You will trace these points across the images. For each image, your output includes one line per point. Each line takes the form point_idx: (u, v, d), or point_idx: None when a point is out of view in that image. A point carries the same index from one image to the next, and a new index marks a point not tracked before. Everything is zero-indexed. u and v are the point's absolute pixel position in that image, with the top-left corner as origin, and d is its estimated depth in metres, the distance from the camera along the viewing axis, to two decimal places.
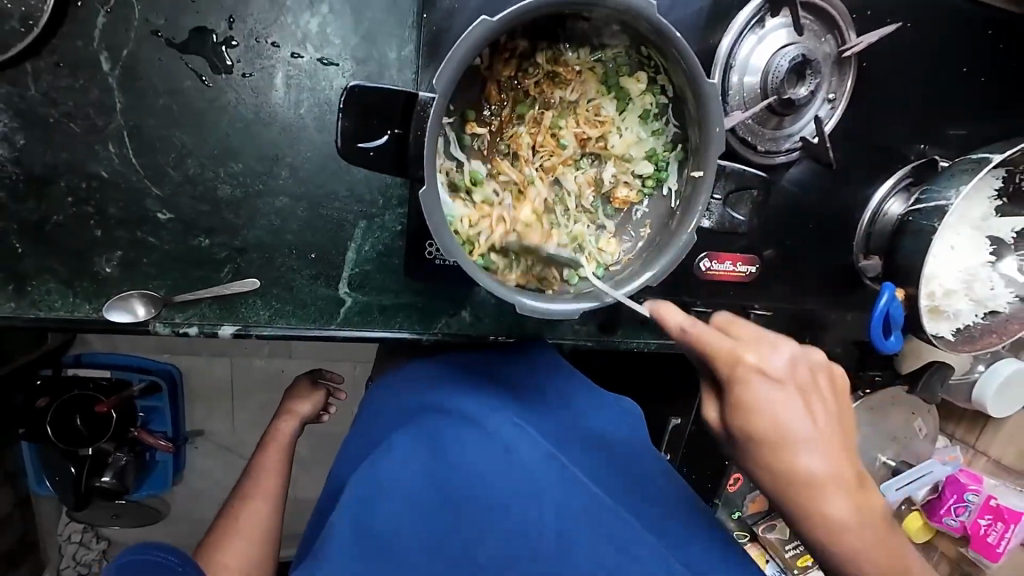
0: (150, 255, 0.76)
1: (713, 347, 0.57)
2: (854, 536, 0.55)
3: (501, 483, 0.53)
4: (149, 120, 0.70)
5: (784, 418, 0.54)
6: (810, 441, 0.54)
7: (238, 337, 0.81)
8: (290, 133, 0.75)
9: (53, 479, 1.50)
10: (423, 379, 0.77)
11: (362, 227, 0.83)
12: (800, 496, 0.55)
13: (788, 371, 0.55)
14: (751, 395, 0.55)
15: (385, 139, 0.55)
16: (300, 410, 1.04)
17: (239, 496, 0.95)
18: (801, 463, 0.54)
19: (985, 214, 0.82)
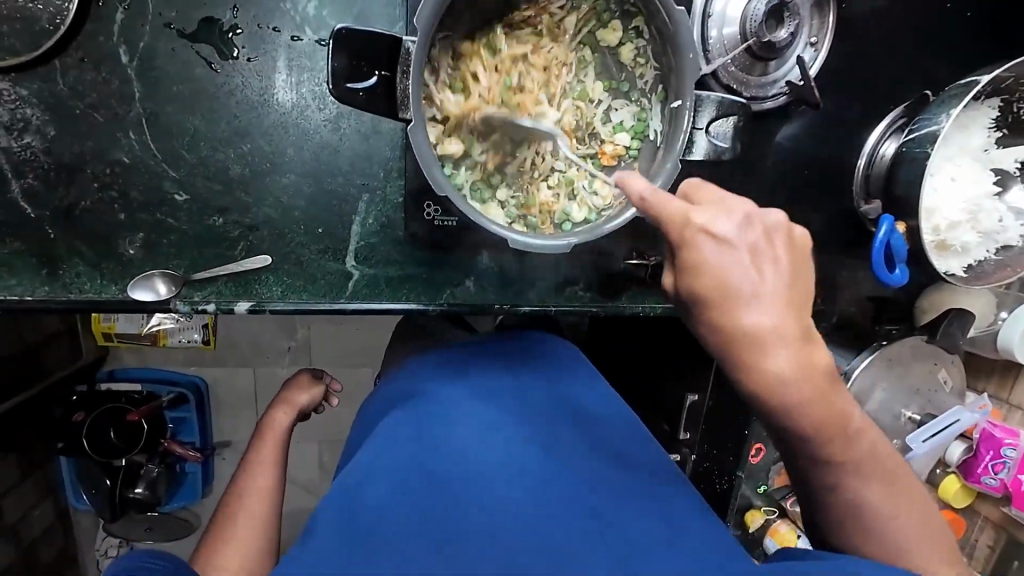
0: (169, 236, 0.81)
1: (665, 212, 0.54)
2: (797, 388, 0.53)
3: (484, 462, 0.59)
4: (164, 107, 0.76)
5: (730, 272, 0.51)
6: (760, 295, 0.51)
7: (252, 312, 0.84)
8: (296, 113, 0.80)
9: (89, 492, 1.57)
10: (412, 375, 0.80)
11: (365, 201, 0.86)
12: (744, 356, 0.53)
13: (738, 232, 0.52)
14: (697, 256, 0.52)
15: (374, 80, 0.57)
16: (295, 401, 1.08)
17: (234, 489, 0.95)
18: (751, 317, 0.52)
19: (985, 145, 0.81)
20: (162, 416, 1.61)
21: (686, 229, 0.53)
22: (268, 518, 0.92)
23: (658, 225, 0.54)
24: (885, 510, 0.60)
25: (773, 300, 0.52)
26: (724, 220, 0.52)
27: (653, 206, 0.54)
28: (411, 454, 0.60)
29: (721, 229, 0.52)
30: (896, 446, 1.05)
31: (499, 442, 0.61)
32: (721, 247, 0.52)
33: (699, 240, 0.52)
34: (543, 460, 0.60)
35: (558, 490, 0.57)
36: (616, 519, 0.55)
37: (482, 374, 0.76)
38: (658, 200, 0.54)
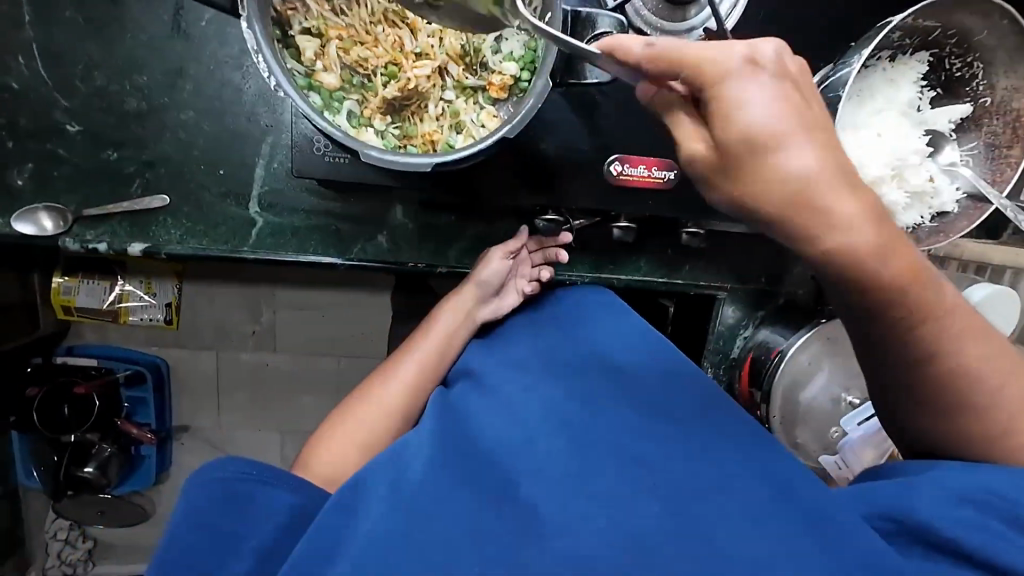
0: (60, 168, 0.79)
1: (677, 62, 0.40)
2: (870, 242, 0.41)
3: (565, 456, 0.54)
4: (57, 33, 0.74)
5: (761, 113, 0.38)
6: (801, 130, 0.39)
7: (146, 254, 0.82)
8: (196, 47, 0.78)
9: (40, 469, 1.58)
10: (464, 357, 0.82)
11: (269, 143, 0.83)
12: (809, 219, 0.39)
13: (763, 64, 0.40)
14: (724, 98, 0.39)
15: None
16: (469, 289, 0.87)
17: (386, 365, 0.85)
18: (788, 165, 0.38)
19: (914, 101, 0.76)
20: (118, 394, 1.59)
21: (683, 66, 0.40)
22: (410, 391, 0.80)
23: (673, 74, 0.41)
24: (993, 375, 0.50)
25: (798, 129, 0.39)
26: (752, 83, 0.39)
27: (665, 55, 0.41)
28: (441, 438, 0.59)
29: (738, 54, 0.40)
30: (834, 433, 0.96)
31: (549, 411, 0.61)
32: (756, 94, 0.39)
33: (721, 85, 0.39)
34: (587, 423, 0.58)
35: (600, 454, 0.54)
36: (664, 476, 0.52)
37: (507, 347, 0.80)
38: (669, 51, 0.41)
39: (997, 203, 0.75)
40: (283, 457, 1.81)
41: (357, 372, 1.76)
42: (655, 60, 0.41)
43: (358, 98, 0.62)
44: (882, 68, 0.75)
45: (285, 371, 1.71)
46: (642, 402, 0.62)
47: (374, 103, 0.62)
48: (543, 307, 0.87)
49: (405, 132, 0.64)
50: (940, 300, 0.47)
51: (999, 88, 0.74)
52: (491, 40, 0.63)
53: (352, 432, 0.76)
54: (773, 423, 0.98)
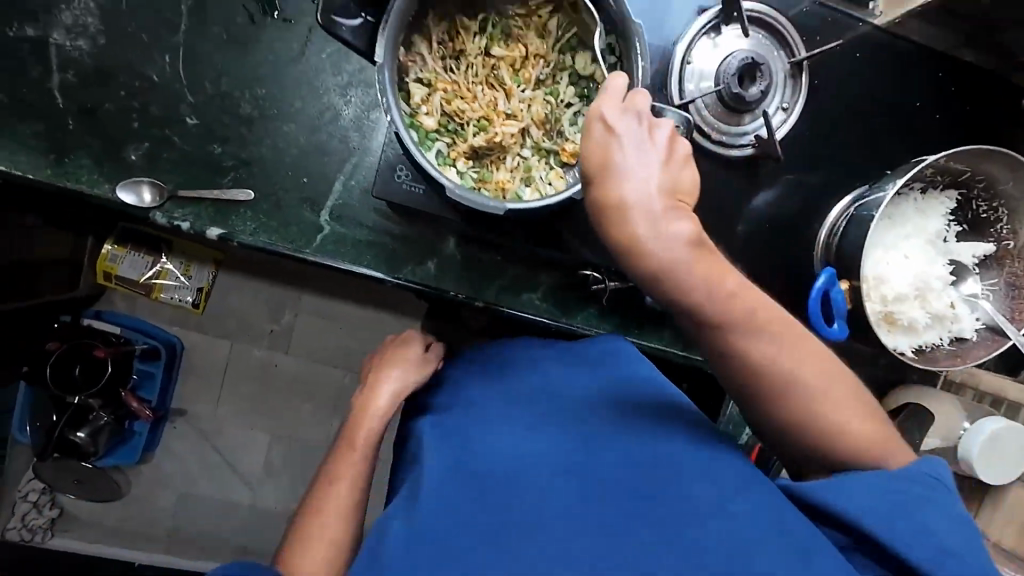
0: (170, 152, 0.89)
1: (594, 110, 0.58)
2: (680, 254, 0.54)
3: (559, 492, 0.60)
4: (202, 41, 0.86)
5: (614, 152, 0.56)
6: (656, 203, 0.55)
7: (221, 239, 0.91)
8: (311, 74, 0.90)
9: (35, 425, 1.61)
10: (452, 395, 0.85)
11: (352, 164, 0.93)
12: (635, 221, 0.55)
13: (620, 115, 0.57)
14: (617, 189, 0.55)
15: (359, 23, 0.60)
16: (405, 367, 0.93)
17: (321, 479, 0.82)
18: (620, 190, 0.55)
19: (941, 232, 0.82)
20: (129, 364, 1.62)
21: (591, 123, 0.58)
22: (356, 504, 0.80)
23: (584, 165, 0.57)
24: (814, 386, 0.58)
25: (663, 190, 0.55)
26: (639, 165, 0.55)
27: (589, 121, 0.58)
28: (444, 481, 0.64)
29: (622, 128, 0.56)
30: None
31: (527, 446, 0.66)
32: (635, 159, 0.55)
33: (598, 130, 0.57)
34: (577, 483, 0.61)
35: (576, 485, 0.61)
36: (653, 500, 0.59)
37: (491, 382, 0.83)
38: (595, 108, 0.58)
39: (1015, 338, 0.79)
40: (268, 456, 1.81)
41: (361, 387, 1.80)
42: (592, 126, 0.57)
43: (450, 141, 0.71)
44: (914, 198, 0.82)
45: (290, 374, 1.78)
46: (620, 428, 0.67)
47: (460, 148, 0.71)
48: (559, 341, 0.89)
49: (483, 178, 0.72)
50: (759, 317, 0.57)
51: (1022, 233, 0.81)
52: (571, 117, 0.73)
53: (319, 549, 0.74)
54: None
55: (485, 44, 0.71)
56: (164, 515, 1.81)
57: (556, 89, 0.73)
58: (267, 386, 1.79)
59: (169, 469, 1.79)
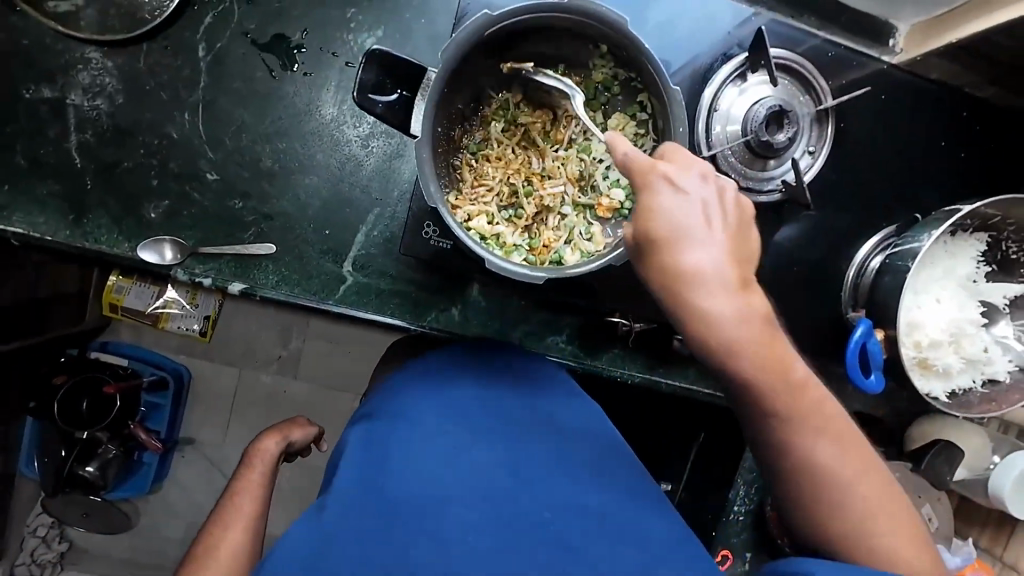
0: (190, 208, 0.88)
1: (635, 158, 0.58)
2: (736, 333, 0.56)
3: (469, 514, 0.67)
4: (223, 98, 0.86)
5: (682, 213, 0.56)
6: (718, 283, 0.56)
7: (243, 294, 0.89)
8: (332, 127, 0.89)
9: (41, 461, 1.57)
10: (384, 398, 0.89)
11: (374, 214, 0.92)
12: (685, 288, 0.56)
13: (695, 183, 0.57)
14: (673, 259, 0.56)
15: (394, 97, 0.58)
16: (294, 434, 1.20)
17: (219, 522, 1.02)
18: (690, 256, 0.56)
19: (971, 275, 0.82)
20: (138, 397, 1.61)
21: (650, 178, 0.57)
22: (247, 543, 0.99)
23: (639, 222, 0.57)
24: (845, 472, 0.60)
25: (715, 246, 0.56)
26: (695, 214, 0.56)
27: (637, 164, 0.57)
28: (363, 492, 0.69)
29: (679, 179, 0.57)
30: None
31: (455, 466, 0.73)
32: (687, 213, 0.56)
33: (656, 186, 0.57)
34: (485, 513, 0.67)
35: (492, 503, 0.69)
36: (549, 515, 0.69)
37: (431, 389, 0.86)
38: (640, 160, 0.58)
39: None
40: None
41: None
42: (636, 164, 0.58)
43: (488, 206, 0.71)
44: (943, 242, 0.81)
45: (299, 399, 1.76)
46: (540, 454, 0.77)
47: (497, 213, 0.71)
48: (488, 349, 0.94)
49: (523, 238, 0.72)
50: (804, 393, 0.60)
51: None
52: (604, 172, 0.72)
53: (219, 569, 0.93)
54: None
55: (514, 110, 0.72)
56: (171, 545, 1.76)
57: (589, 144, 0.72)
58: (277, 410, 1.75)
59: (178, 503, 1.76)
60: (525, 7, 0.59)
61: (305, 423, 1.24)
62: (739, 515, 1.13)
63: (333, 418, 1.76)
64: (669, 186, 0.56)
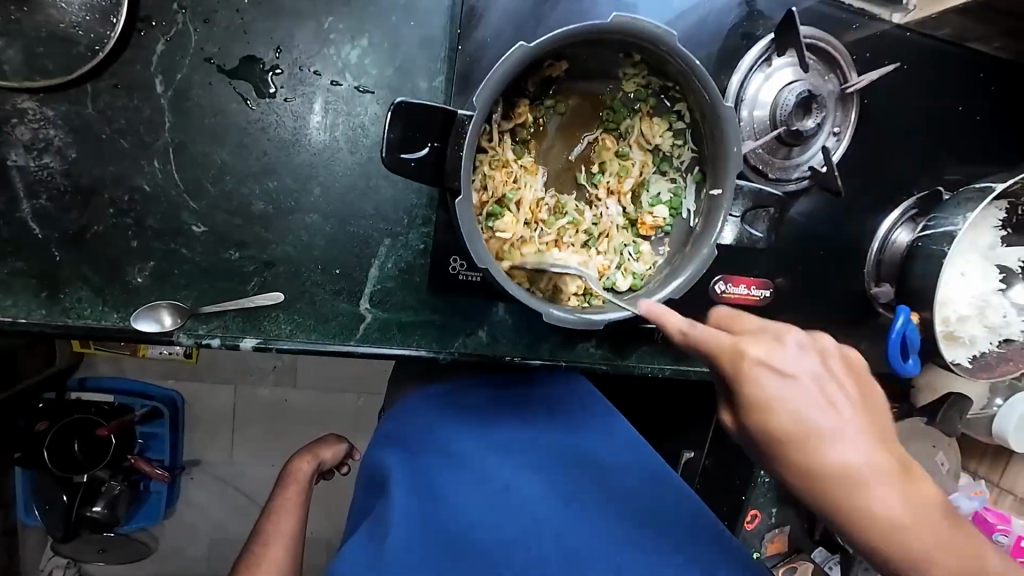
0: (181, 266, 0.78)
1: (714, 343, 0.54)
2: (882, 487, 0.49)
3: (533, 543, 0.64)
4: (196, 138, 0.75)
5: (805, 408, 0.50)
6: (835, 427, 0.50)
7: (257, 350, 0.81)
8: (324, 155, 0.79)
9: (42, 508, 1.47)
10: (416, 413, 0.85)
11: (386, 245, 0.85)
12: (799, 455, 0.50)
13: (797, 363, 0.52)
14: (762, 391, 0.51)
15: (426, 151, 0.54)
16: (326, 454, 1.13)
17: (261, 539, 1.00)
18: (833, 456, 0.49)
19: (992, 243, 0.84)
20: (132, 431, 1.51)
21: (745, 364, 0.52)
22: (288, 568, 0.97)
23: (707, 358, 0.55)
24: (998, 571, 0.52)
25: (853, 436, 0.49)
26: (780, 382, 0.51)
27: (696, 334, 0.55)
28: (417, 511, 0.67)
29: (779, 359, 0.52)
30: None
31: (513, 496, 0.68)
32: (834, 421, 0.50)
33: (757, 373, 0.52)
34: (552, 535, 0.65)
35: (555, 537, 0.65)
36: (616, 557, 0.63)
37: (474, 422, 0.82)
38: (700, 333, 0.55)
39: None
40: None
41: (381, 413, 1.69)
42: (688, 340, 0.56)
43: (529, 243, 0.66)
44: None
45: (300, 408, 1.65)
46: (599, 482, 0.73)
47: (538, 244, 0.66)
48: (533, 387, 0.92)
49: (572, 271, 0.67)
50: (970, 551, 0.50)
51: None
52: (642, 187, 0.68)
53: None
54: None
55: (542, 125, 0.65)
56: (199, 564, 1.73)
57: (624, 158, 0.67)
58: (283, 422, 1.65)
59: (202, 533, 1.71)
60: (563, 32, 0.53)
61: (341, 441, 1.16)
62: (764, 478, 1.17)
63: (335, 419, 1.66)
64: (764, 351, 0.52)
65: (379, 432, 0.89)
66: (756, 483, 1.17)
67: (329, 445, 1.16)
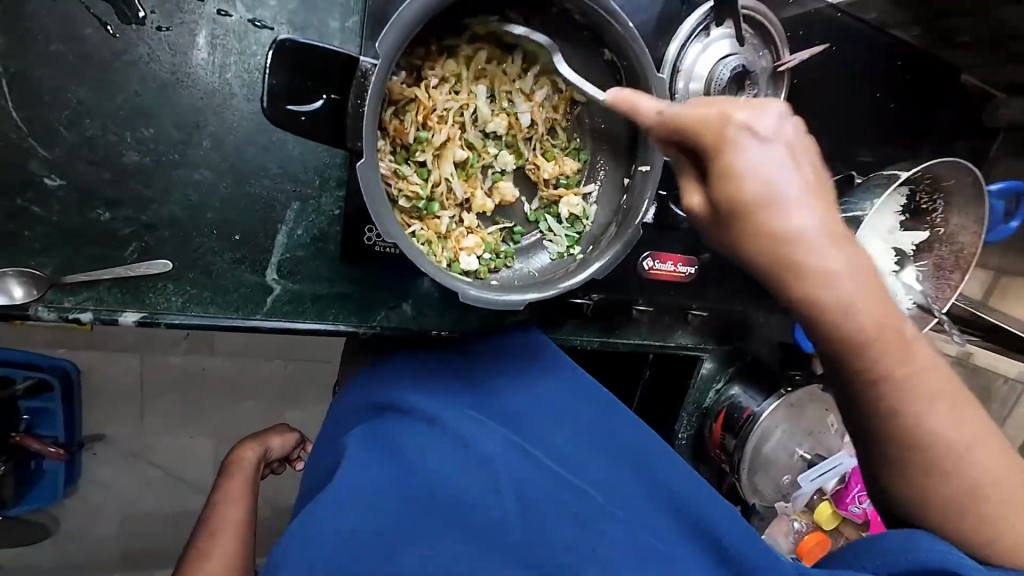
0: (34, 227, 0.66)
1: (690, 116, 0.47)
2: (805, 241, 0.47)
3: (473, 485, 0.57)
4: (37, 68, 0.61)
5: (768, 174, 0.46)
6: (800, 195, 0.46)
7: (142, 325, 0.71)
8: (213, 100, 0.68)
9: None
10: (373, 387, 0.79)
11: (295, 208, 0.75)
12: (778, 245, 0.46)
13: (774, 131, 0.46)
14: (738, 158, 0.46)
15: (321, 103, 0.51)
16: (273, 441, 1.08)
17: (205, 532, 0.91)
18: (783, 223, 0.46)
19: (892, 227, 0.91)
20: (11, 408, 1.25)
21: (715, 132, 0.47)
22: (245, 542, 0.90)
23: (688, 136, 0.48)
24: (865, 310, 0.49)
25: (811, 202, 0.46)
26: (804, 211, 0.46)
27: (674, 115, 0.48)
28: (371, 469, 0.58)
29: (762, 126, 0.46)
30: (787, 480, 1.17)
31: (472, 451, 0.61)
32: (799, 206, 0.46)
33: (738, 140, 0.46)
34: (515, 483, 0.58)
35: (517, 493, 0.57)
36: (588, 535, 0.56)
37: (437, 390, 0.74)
38: (686, 107, 0.48)
39: (939, 317, 0.90)
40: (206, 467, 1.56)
41: (307, 384, 1.58)
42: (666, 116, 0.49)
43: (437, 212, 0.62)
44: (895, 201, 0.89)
45: (223, 377, 1.49)
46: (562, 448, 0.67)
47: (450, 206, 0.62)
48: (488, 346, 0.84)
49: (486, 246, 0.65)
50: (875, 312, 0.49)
51: (952, 222, 0.90)
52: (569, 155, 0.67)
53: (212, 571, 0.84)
54: (740, 472, 1.14)
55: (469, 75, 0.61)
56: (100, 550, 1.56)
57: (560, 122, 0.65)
58: (195, 397, 1.48)
59: (104, 524, 1.48)
60: None
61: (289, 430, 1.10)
62: (682, 440, 1.22)
63: (258, 390, 1.53)
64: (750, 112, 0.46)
65: (336, 406, 0.84)
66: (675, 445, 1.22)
67: (283, 428, 1.10)
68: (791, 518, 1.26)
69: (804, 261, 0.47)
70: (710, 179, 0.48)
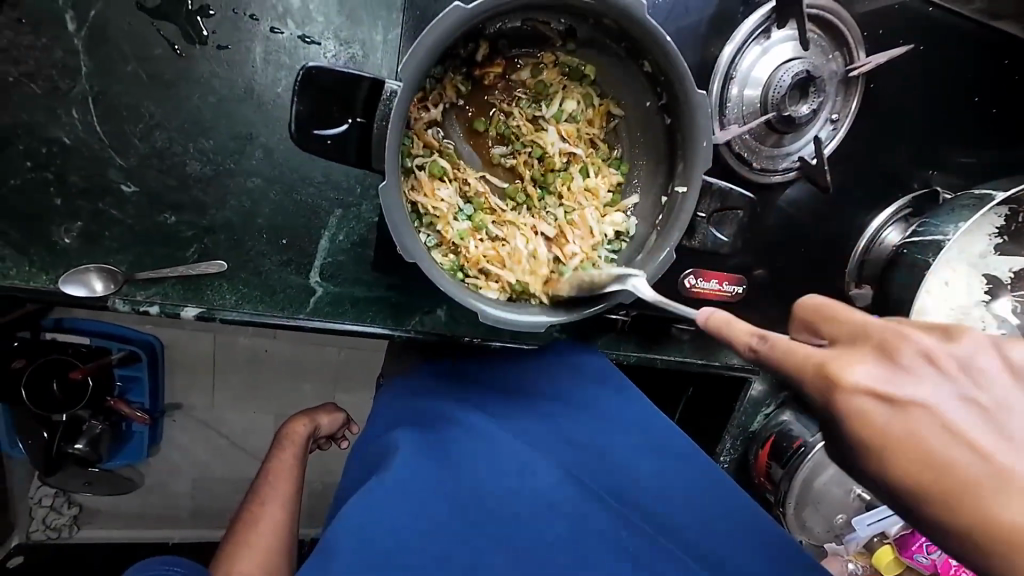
0: (111, 228, 0.73)
1: (803, 356, 0.37)
2: (1017, 514, 0.32)
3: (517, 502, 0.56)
4: (117, 86, 0.68)
5: (934, 434, 0.33)
6: (1009, 476, 0.32)
7: (200, 319, 0.76)
8: (265, 113, 0.72)
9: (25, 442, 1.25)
10: (413, 393, 0.77)
11: (337, 215, 0.78)
12: (966, 514, 0.33)
13: (937, 357, 0.35)
14: (869, 413, 0.34)
15: (346, 127, 0.57)
16: (323, 418, 1.10)
17: (256, 500, 0.97)
18: (1004, 512, 0.32)
19: (983, 252, 0.80)
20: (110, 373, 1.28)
21: (842, 376, 0.35)
22: (288, 518, 0.95)
23: (791, 377, 0.37)
24: None
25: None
26: (975, 450, 0.33)
27: (776, 349, 0.38)
28: (425, 489, 0.55)
29: (903, 370, 0.34)
30: (841, 521, 1.08)
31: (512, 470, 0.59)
32: (987, 447, 0.33)
33: (858, 387, 0.35)
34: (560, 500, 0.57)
35: (559, 518, 0.55)
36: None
37: (480, 402, 0.72)
38: (789, 346, 0.37)
39: None
40: None
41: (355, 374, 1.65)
42: (762, 360, 0.39)
43: (470, 232, 0.61)
44: (991, 224, 0.78)
45: (288, 360, 1.46)
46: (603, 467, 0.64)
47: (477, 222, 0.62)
48: (527, 362, 0.81)
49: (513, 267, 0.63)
50: None
51: None
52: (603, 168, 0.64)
53: (261, 541, 0.91)
54: (786, 506, 1.06)
55: (500, 91, 0.62)
56: None
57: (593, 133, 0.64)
58: None
59: (185, 488, 1.52)
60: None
61: (339, 411, 1.12)
62: (724, 463, 1.16)
63: None
64: (942, 343, 0.34)
65: (379, 404, 0.82)
66: (716, 467, 1.16)
67: (334, 409, 1.13)
68: (846, 559, 1.14)
69: (1010, 529, 0.32)
70: (857, 457, 0.36)
